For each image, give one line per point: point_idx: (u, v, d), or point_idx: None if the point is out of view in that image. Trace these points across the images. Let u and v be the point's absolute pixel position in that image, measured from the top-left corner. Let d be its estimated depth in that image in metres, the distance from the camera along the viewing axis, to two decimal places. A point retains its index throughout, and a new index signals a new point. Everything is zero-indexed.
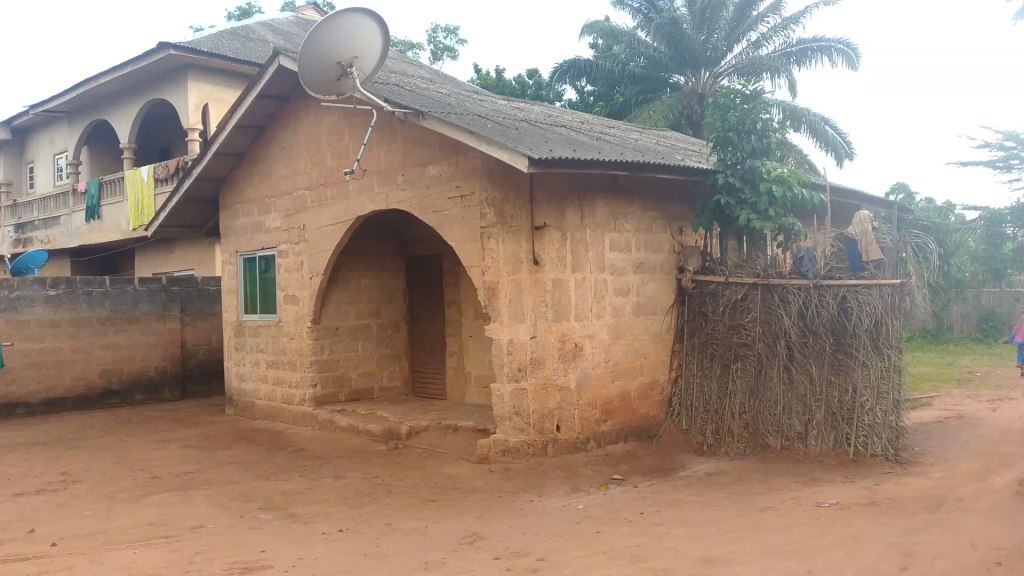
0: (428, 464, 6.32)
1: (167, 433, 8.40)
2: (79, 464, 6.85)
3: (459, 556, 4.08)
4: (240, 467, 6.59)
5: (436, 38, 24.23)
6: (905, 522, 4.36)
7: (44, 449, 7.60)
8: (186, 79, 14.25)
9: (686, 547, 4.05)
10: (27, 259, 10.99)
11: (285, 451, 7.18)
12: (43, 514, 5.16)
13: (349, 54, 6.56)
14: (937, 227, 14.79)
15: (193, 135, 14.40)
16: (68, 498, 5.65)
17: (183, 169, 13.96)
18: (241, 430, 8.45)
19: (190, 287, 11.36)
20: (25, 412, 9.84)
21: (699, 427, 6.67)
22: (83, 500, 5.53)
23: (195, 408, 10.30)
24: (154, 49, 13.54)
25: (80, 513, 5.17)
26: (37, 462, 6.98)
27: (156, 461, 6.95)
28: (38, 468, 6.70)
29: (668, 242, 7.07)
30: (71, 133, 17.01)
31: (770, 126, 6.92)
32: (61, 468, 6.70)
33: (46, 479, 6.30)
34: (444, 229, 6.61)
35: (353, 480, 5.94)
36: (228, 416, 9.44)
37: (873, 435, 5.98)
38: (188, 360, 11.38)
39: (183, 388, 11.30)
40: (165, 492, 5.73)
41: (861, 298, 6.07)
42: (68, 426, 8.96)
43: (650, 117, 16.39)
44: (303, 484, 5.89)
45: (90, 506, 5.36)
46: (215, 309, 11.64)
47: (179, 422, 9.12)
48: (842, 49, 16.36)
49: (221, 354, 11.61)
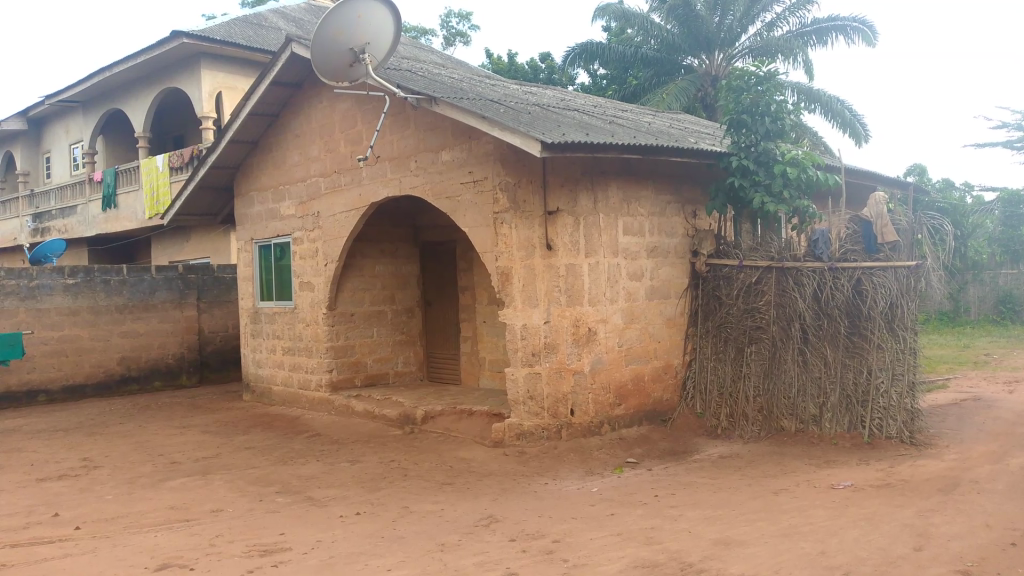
0: (443, 448, 6.36)
1: (186, 418, 8.49)
2: (100, 450, 6.95)
3: (474, 538, 4.13)
4: (258, 452, 6.67)
5: (449, 23, 24.15)
6: (920, 503, 4.36)
7: (65, 435, 7.72)
8: (199, 67, 14.30)
9: (699, 529, 4.08)
10: (46, 248, 11.10)
11: (302, 436, 7.26)
12: (66, 499, 5.25)
13: (361, 40, 6.60)
14: (954, 209, 14.69)
15: (207, 123, 14.47)
16: (90, 482, 5.74)
17: (197, 156, 14.05)
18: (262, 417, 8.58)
19: (206, 275, 11.43)
20: (46, 400, 9.96)
21: (713, 410, 6.67)
22: (105, 485, 5.62)
23: (215, 394, 10.45)
24: (167, 38, 13.55)
25: (102, 497, 5.26)
26: (59, 448, 7.09)
27: (176, 446, 7.03)
28: (61, 454, 6.84)
29: (682, 225, 7.04)
30: (86, 122, 17.14)
31: (784, 108, 6.85)
32: (83, 454, 6.81)
33: (67, 464, 6.39)
34: (456, 214, 6.63)
35: (370, 463, 6.01)
36: (245, 402, 9.54)
37: (888, 418, 5.99)
38: (206, 346, 11.50)
39: (203, 376, 11.43)
40: (184, 477, 5.82)
41: (876, 280, 6.06)
42: (87, 413, 9.05)
43: (662, 100, 16.33)
44: (321, 468, 5.96)
45: (112, 491, 5.45)
46: (231, 296, 11.74)
47: (198, 408, 9.22)
48: (859, 27, 16.17)
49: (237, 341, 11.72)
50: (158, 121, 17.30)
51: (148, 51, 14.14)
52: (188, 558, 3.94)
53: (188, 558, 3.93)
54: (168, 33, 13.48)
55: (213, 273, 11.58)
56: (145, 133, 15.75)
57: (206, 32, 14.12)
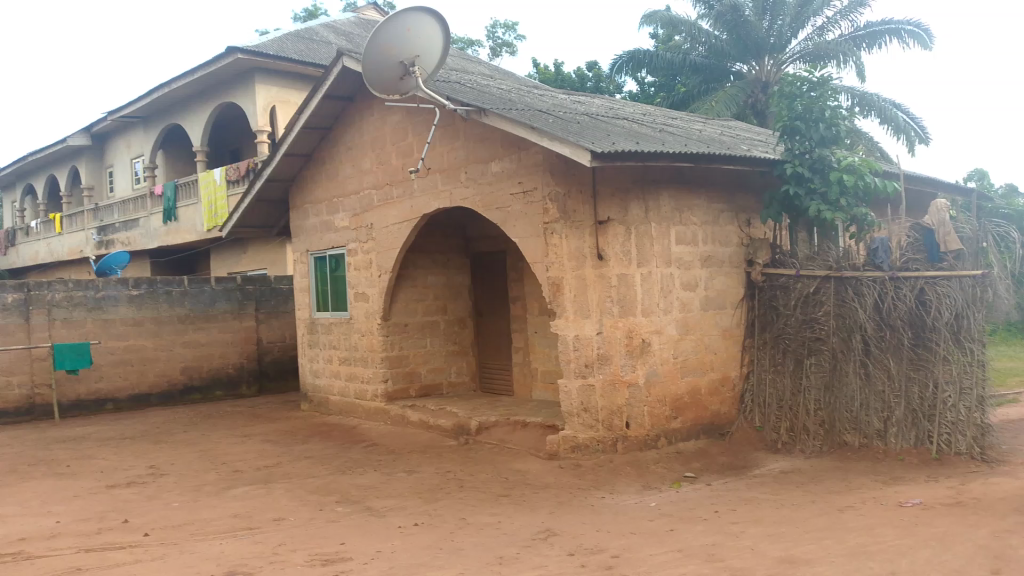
0: (498, 460, 6.37)
1: (247, 427, 8.68)
2: (166, 457, 7.14)
3: (533, 552, 4.12)
4: (317, 461, 6.77)
5: (494, 34, 24.32)
6: (995, 524, 4.21)
7: (131, 442, 7.95)
8: (253, 82, 14.65)
9: (763, 546, 4.00)
10: (111, 260, 11.47)
11: (359, 445, 7.35)
12: (135, 505, 5.40)
13: (411, 54, 6.68)
14: (1019, 214, 14.21)
15: (262, 136, 14.80)
16: (156, 489, 5.90)
17: (254, 169, 14.38)
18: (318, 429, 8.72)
19: (264, 286, 11.66)
20: (113, 408, 10.29)
21: (773, 424, 6.55)
22: (171, 492, 5.77)
23: (272, 404, 10.63)
24: (223, 54, 13.92)
25: (169, 505, 5.40)
26: (126, 455, 7.30)
27: (238, 454, 7.18)
28: (126, 462, 7.03)
29: (736, 234, 6.95)
30: (147, 138, 17.69)
31: (839, 114, 6.71)
32: (150, 461, 7.00)
33: (134, 471, 6.58)
34: (507, 225, 6.65)
35: (426, 474, 6.05)
36: (303, 412, 9.70)
37: (957, 433, 5.80)
38: (264, 356, 11.74)
39: (262, 385, 11.65)
40: (246, 485, 5.94)
41: (941, 290, 5.88)
42: (152, 421, 9.31)
43: (711, 107, 16.15)
44: (378, 478, 6.02)
45: (177, 498, 5.58)
46: (288, 307, 11.97)
47: (257, 417, 9.41)
48: (914, 30, 15.80)
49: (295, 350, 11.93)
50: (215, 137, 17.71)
51: (205, 67, 14.55)
52: (253, 567, 4.01)
53: (253, 566, 4.01)
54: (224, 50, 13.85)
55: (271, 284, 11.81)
56: (203, 148, 16.18)
57: (260, 47, 14.47)
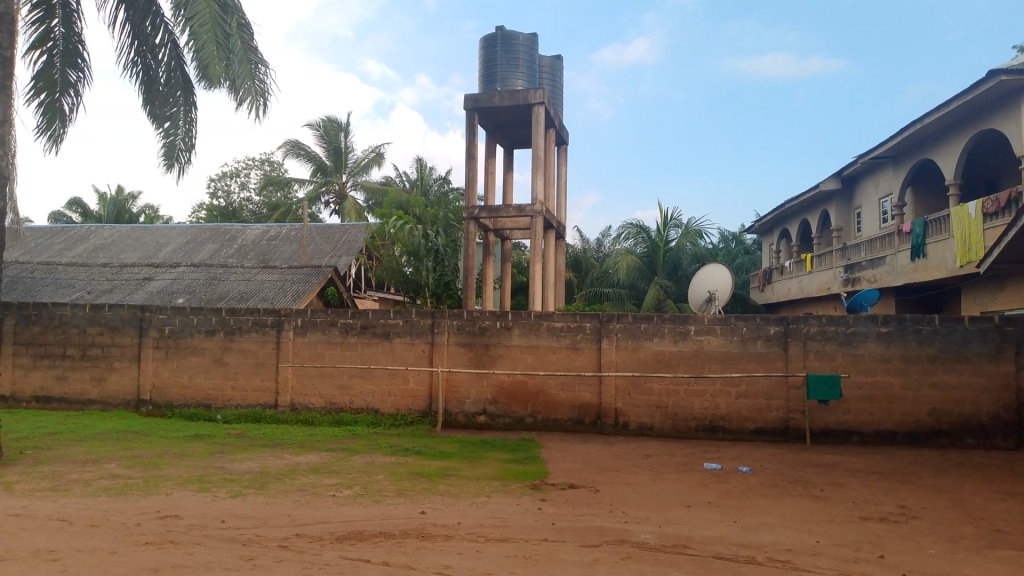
0: (886, 566, 5.88)
1: (602, 485, 9.06)
2: (534, 511, 7.70)
3: None
4: (679, 536, 6.81)
5: None
6: None
7: (501, 490, 8.72)
8: (567, 138, 15.76)
9: None
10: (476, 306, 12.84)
11: (715, 524, 7.29)
12: (530, 563, 5.84)
13: None
14: None
15: (563, 194, 15.94)
16: (538, 546, 6.37)
17: (561, 223, 15.56)
18: (663, 488, 8.98)
19: (604, 326, 12.29)
20: (480, 444, 11.44)
21: None
22: (553, 553, 6.17)
23: (610, 450, 11.17)
24: (530, 104, 16.16)
25: (563, 565, 5.77)
26: (499, 504, 8.00)
27: (598, 517, 7.51)
28: (505, 507, 7.88)
29: None
30: (508, 190, 19.42)
31: None
32: (520, 513, 7.60)
33: (512, 523, 7.19)
34: None
35: (807, 571, 5.76)
36: (649, 471, 9.91)
37: None
38: (604, 395, 12.24)
39: (599, 427, 12.29)
40: (620, 554, 6.15)
41: None
42: (514, 464, 10.20)
43: None
44: (751, 567, 5.87)
45: (561, 560, 5.94)
46: (626, 352, 12.27)
47: (607, 472, 9.80)
48: None
49: (632, 391, 12.22)
50: (559, 195, 19.22)
51: (503, 116, 17.21)
52: None
53: None
54: (530, 98, 16.07)
55: (609, 325, 12.29)
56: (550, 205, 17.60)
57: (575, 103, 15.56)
